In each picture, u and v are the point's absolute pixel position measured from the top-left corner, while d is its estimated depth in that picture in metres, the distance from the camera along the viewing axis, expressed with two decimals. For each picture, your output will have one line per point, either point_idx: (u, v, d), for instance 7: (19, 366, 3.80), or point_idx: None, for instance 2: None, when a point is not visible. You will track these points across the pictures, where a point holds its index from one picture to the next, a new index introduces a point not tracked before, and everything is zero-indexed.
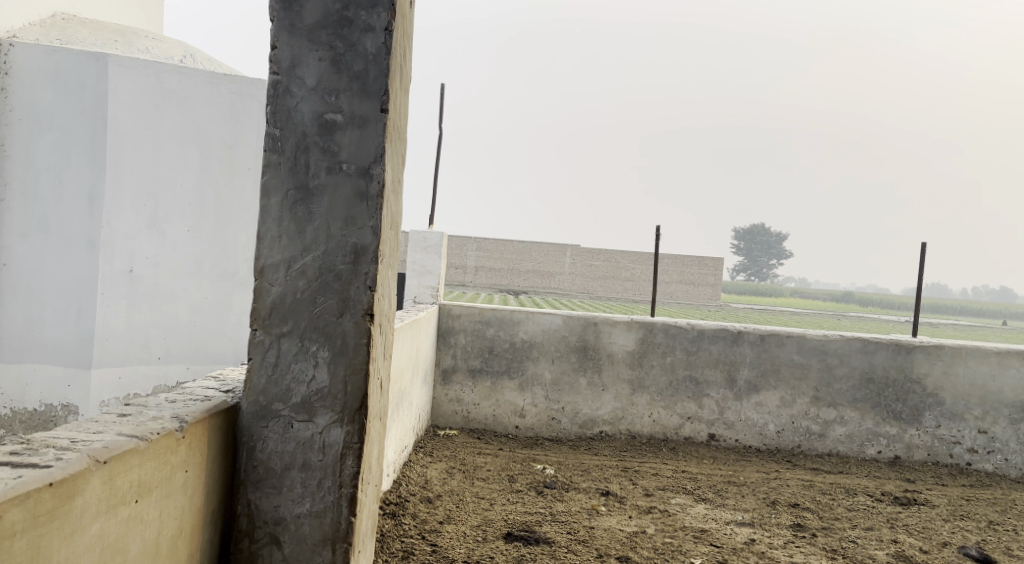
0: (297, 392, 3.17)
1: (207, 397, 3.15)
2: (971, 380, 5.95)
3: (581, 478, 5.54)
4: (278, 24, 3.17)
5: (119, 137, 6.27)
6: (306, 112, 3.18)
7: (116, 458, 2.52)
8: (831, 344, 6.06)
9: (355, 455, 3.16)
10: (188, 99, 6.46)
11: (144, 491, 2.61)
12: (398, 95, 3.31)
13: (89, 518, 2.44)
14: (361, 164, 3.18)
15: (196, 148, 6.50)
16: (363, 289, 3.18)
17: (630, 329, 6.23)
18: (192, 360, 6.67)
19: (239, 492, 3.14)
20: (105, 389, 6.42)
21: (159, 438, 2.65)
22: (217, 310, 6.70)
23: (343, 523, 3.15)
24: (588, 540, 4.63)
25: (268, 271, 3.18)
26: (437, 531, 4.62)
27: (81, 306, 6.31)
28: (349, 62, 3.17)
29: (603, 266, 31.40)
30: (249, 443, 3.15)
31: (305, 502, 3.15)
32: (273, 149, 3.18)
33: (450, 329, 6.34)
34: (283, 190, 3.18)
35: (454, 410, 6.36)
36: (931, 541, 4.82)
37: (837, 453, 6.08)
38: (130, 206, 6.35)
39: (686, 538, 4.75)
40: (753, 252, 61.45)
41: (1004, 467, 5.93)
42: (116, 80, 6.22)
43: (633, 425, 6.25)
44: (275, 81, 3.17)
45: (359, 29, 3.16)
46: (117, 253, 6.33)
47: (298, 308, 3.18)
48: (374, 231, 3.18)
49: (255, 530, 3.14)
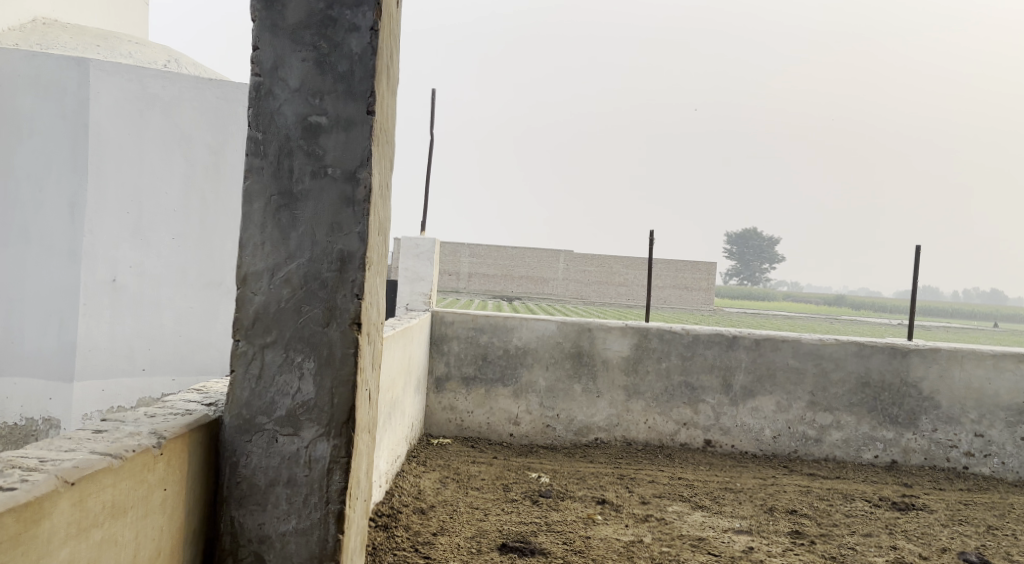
0: (281, 405, 3.05)
1: (188, 411, 3.03)
2: (967, 383, 5.86)
3: (577, 486, 5.42)
4: (259, 24, 3.06)
5: (100, 143, 6.16)
6: (289, 114, 3.07)
7: (87, 478, 2.40)
8: (826, 349, 5.96)
9: (342, 470, 3.05)
10: (172, 105, 6.35)
11: (119, 512, 2.49)
12: (385, 97, 3.21)
13: (58, 542, 2.32)
14: (348, 169, 3.07)
15: (180, 154, 6.38)
16: (350, 298, 3.07)
17: (625, 335, 6.13)
18: (177, 371, 6.56)
19: (222, 509, 3.02)
20: (87, 402, 6.30)
21: (135, 456, 2.54)
22: (203, 320, 6.59)
23: (330, 541, 3.03)
24: (583, 550, 4.51)
25: (250, 280, 3.06)
26: (430, 543, 4.49)
27: (63, 318, 6.19)
28: (334, 63, 3.06)
29: (597, 270, 31.20)
30: (231, 458, 3.03)
31: (291, 519, 3.03)
32: (255, 153, 3.06)
33: (443, 336, 6.23)
34: (266, 196, 3.07)
35: (447, 418, 6.24)
36: (931, 547, 4.71)
37: (834, 458, 5.98)
38: (113, 213, 6.23)
39: (683, 546, 4.64)
40: (747, 256, 61.57)
41: (1001, 471, 5.83)
42: (98, 85, 6.10)
43: (628, 432, 6.14)
44: (257, 83, 3.06)
45: (344, 29, 3.06)
46: (100, 262, 6.22)
47: (282, 317, 3.06)
48: (361, 237, 3.07)
49: (239, 549, 3.02)
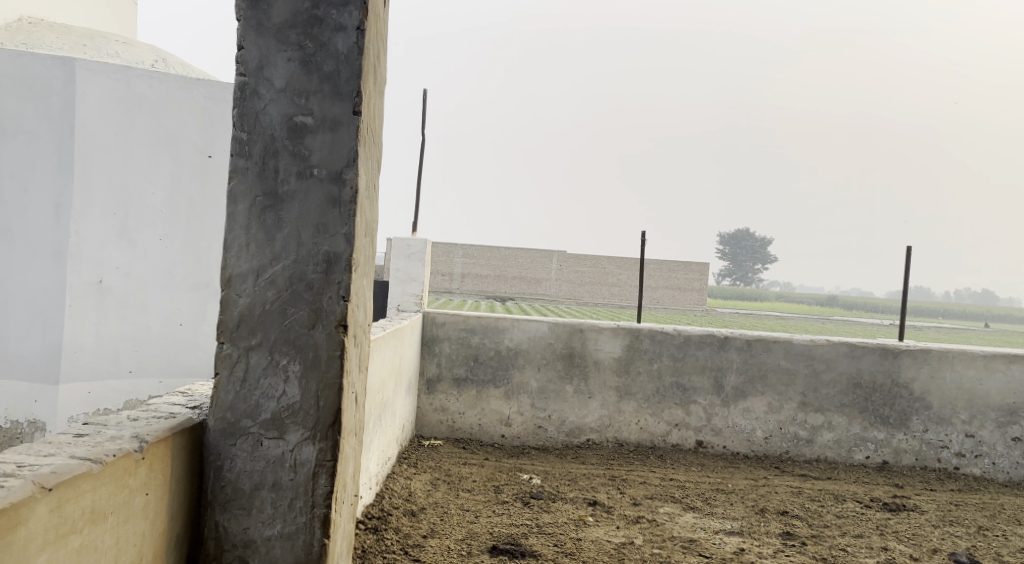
0: (266, 408, 3.02)
1: (172, 414, 2.99)
2: (958, 383, 5.86)
3: (569, 488, 5.39)
4: (244, 23, 3.02)
5: (86, 143, 6.11)
6: (274, 115, 3.04)
7: (65, 483, 2.37)
8: (818, 349, 5.95)
9: (328, 473, 3.02)
10: (160, 105, 6.30)
11: (98, 518, 2.46)
12: (372, 97, 3.18)
13: (35, 549, 2.29)
14: (334, 169, 3.04)
15: (167, 154, 6.33)
16: (336, 299, 3.04)
17: (617, 335, 6.10)
18: (164, 374, 6.52)
19: (206, 514, 2.98)
20: (73, 404, 6.25)
21: (115, 461, 2.51)
22: (190, 322, 6.54)
23: (315, 545, 3.00)
24: (575, 552, 4.49)
25: (235, 281, 3.03)
26: (420, 545, 4.46)
27: (48, 320, 6.14)
28: (320, 62, 3.03)
29: (590, 271, 31.18)
30: (216, 462, 2.99)
31: (276, 523, 3.00)
32: (240, 154, 3.03)
33: (435, 337, 6.19)
34: (251, 197, 3.03)
35: (438, 419, 6.21)
36: (922, 548, 4.70)
37: (825, 459, 5.97)
38: (99, 213, 6.19)
39: (674, 548, 4.62)
40: (740, 256, 61.70)
41: (991, 471, 5.83)
42: (84, 86, 6.05)
43: (620, 433, 6.12)
44: (242, 83, 3.03)
45: (330, 28, 3.03)
46: (85, 263, 6.18)
47: (267, 320, 3.03)
48: (347, 238, 3.04)
49: (223, 553, 2.98)
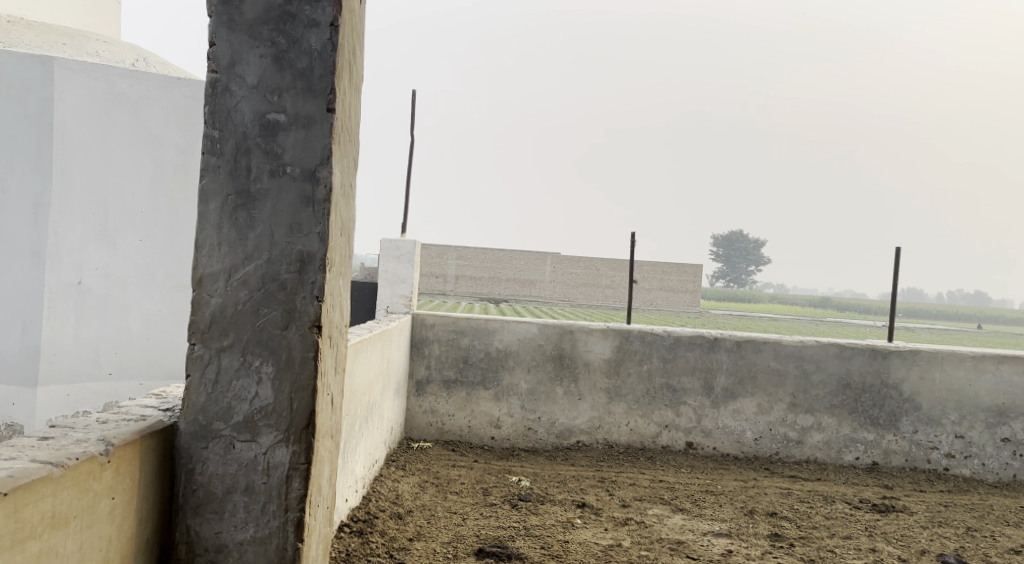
0: (238, 410, 2.97)
1: (143, 416, 2.94)
2: (947, 384, 5.83)
3: (557, 490, 5.35)
4: (216, 19, 2.98)
5: (66, 144, 6.06)
6: (246, 112, 2.99)
7: (24, 487, 2.31)
8: (807, 350, 5.91)
9: (302, 476, 2.97)
10: (140, 104, 6.28)
11: (59, 523, 2.41)
12: (347, 96, 3.14)
13: None
14: (307, 167, 3.00)
15: (148, 154, 6.31)
16: (310, 299, 2.99)
17: (606, 337, 6.07)
18: (144, 376, 6.50)
19: (177, 518, 2.93)
20: (52, 406, 6.18)
21: (78, 464, 2.46)
22: (170, 322, 6.53)
23: (289, 549, 2.95)
24: (561, 555, 4.44)
25: (206, 282, 2.98)
26: (405, 548, 4.41)
27: (26, 321, 6.07)
28: (293, 59, 2.99)
29: (584, 274, 31.14)
30: (187, 465, 2.94)
31: (248, 527, 2.95)
32: (211, 152, 2.98)
33: (424, 339, 6.15)
34: (223, 195, 2.99)
35: (428, 421, 6.16)
36: (909, 549, 4.66)
37: (815, 460, 5.94)
38: (78, 214, 6.13)
39: (662, 549, 4.58)
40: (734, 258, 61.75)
41: (981, 472, 5.80)
42: (63, 85, 5.99)
43: (609, 434, 6.08)
44: (213, 80, 2.98)
45: (303, 24, 2.98)
46: (65, 264, 6.11)
47: (239, 321, 2.98)
48: (320, 238, 3.00)
49: (195, 558, 2.93)
